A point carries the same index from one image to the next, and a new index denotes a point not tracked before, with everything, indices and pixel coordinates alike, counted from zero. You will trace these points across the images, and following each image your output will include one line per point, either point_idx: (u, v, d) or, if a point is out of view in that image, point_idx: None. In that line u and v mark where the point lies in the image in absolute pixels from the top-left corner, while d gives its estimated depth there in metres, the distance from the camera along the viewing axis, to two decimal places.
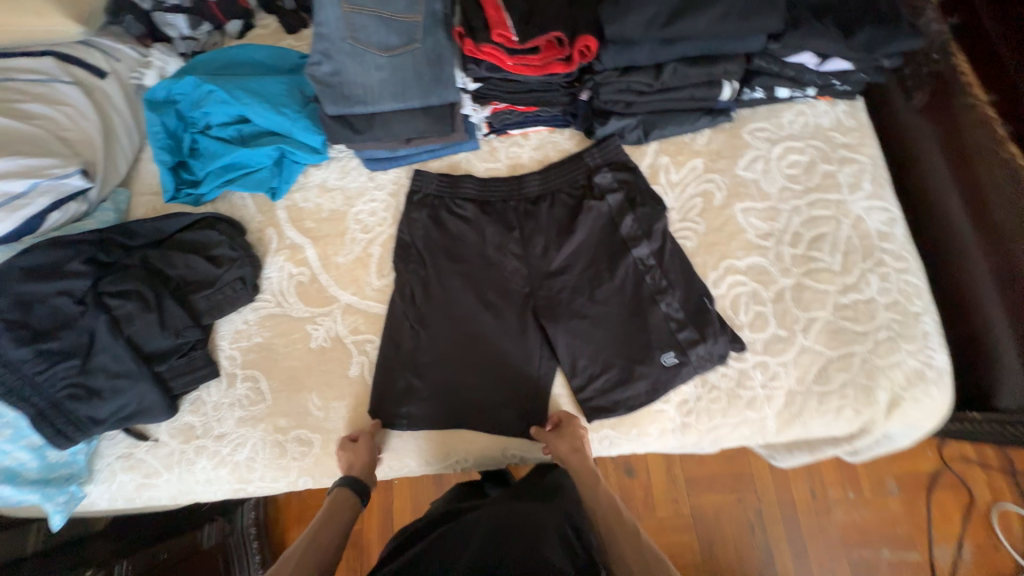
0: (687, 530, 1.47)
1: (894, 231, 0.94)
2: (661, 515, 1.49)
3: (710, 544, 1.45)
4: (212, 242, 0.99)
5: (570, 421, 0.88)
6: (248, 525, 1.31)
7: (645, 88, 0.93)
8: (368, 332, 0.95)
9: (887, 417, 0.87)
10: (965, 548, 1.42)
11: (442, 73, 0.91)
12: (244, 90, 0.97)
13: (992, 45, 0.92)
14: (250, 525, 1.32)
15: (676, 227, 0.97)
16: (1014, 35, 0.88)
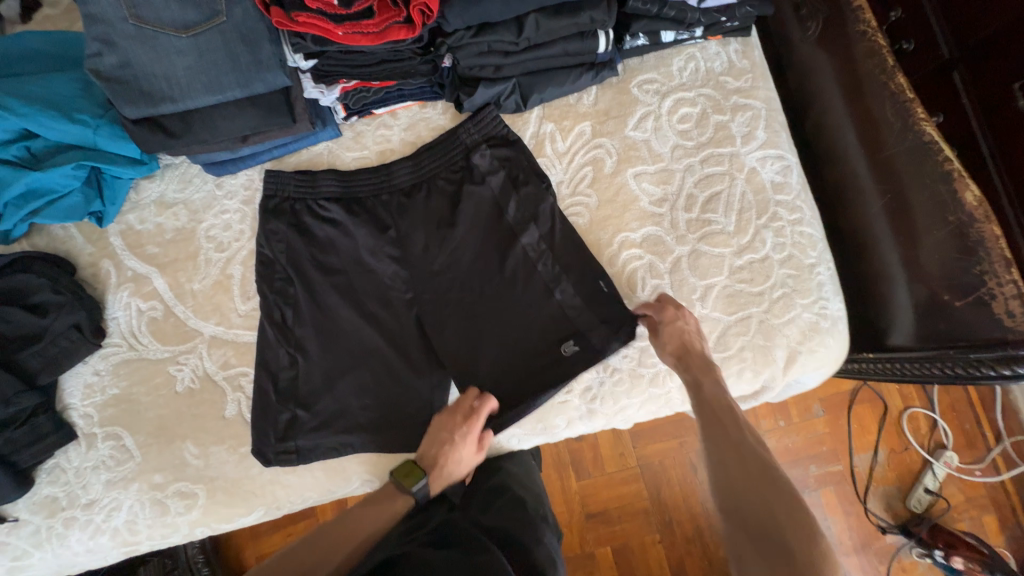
0: (635, 480, 1.40)
1: (789, 179, 0.89)
2: (609, 470, 1.41)
3: (657, 490, 1.39)
4: (31, 287, 0.82)
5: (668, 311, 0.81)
6: (195, 553, 1.17)
7: (510, 47, 0.80)
8: (241, 365, 0.85)
9: (786, 373, 0.87)
10: (880, 453, 1.54)
11: (261, 52, 0.75)
12: (19, 96, 0.77)
13: None
14: (197, 553, 1.17)
15: (567, 203, 0.89)
16: None
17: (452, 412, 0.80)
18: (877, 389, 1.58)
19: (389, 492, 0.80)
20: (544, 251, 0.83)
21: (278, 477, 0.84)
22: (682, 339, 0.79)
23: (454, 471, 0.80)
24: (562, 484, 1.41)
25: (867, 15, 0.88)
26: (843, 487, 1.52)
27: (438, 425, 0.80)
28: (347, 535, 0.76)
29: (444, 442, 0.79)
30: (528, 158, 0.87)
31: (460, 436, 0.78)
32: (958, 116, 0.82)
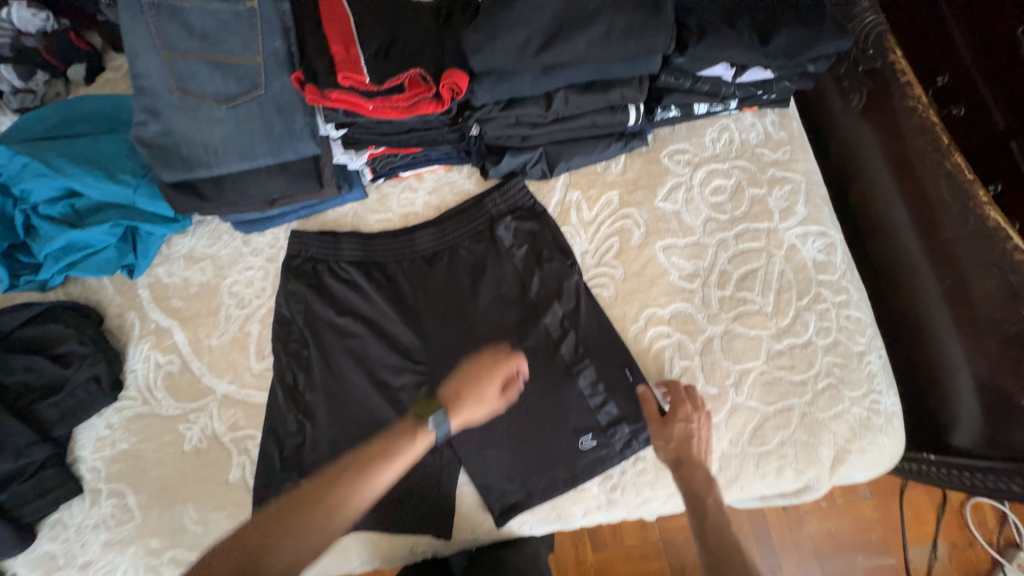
0: (657, 558, 1.28)
1: (833, 258, 0.83)
2: (628, 545, 1.29)
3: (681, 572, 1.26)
4: (59, 337, 0.84)
5: (680, 404, 0.75)
6: None
7: (538, 119, 0.79)
8: (249, 427, 0.83)
9: (832, 473, 0.78)
10: (939, 547, 1.36)
11: (294, 122, 0.77)
12: (70, 158, 0.81)
13: (942, 23, 0.81)
14: None
15: (591, 273, 0.85)
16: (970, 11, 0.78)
17: (486, 352, 0.76)
18: None
19: (404, 430, 0.72)
20: (564, 329, 0.81)
21: None
22: (682, 441, 0.74)
23: (475, 412, 0.73)
24: (577, 558, 1.29)
25: (918, 91, 0.83)
26: None
27: (467, 361, 0.75)
28: (349, 493, 0.67)
29: (471, 376, 0.74)
30: (555, 236, 0.86)
31: (489, 372, 0.74)
32: (1014, 183, 0.74)
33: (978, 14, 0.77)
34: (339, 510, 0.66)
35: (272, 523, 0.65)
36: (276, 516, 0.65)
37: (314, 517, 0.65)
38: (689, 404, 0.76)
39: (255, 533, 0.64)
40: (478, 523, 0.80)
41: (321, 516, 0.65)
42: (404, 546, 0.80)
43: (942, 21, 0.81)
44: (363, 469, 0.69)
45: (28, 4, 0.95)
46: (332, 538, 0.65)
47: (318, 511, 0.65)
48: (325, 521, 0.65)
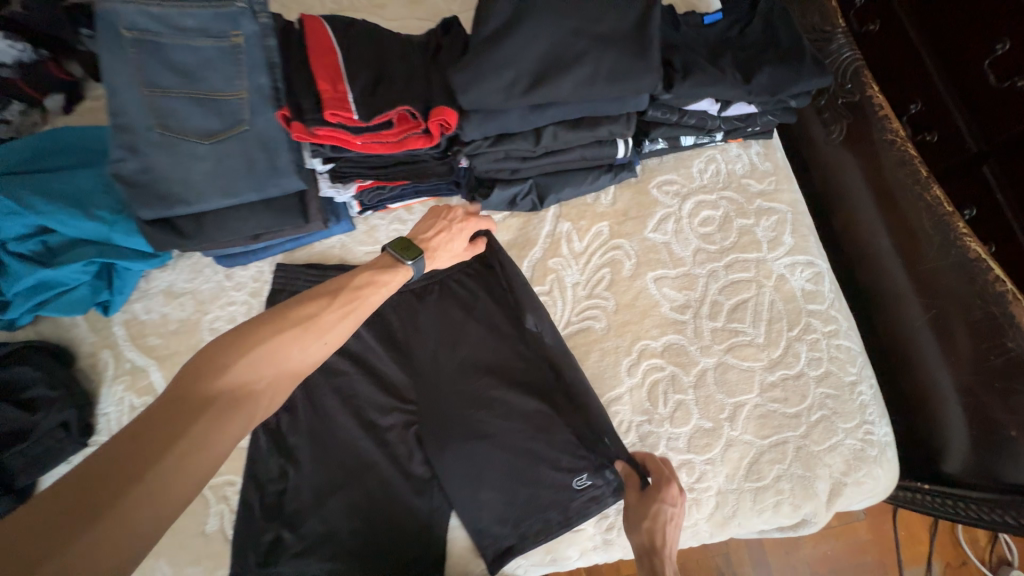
0: None
1: (821, 287, 0.84)
2: None
3: None
4: (25, 380, 0.80)
5: (659, 485, 0.68)
6: None
7: (527, 153, 0.79)
8: (228, 473, 0.79)
9: (830, 507, 0.77)
10: (934, 568, 1.37)
11: (279, 158, 0.75)
12: (41, 193, 0.78)
13: (916, 56, 0.83)
14: None
15: (583, 305, 0.84)
16: (937, 44, 0.80)
17: (459, 214, 0.80)
18: None
19: (384, 264, 0.73)
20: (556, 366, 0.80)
21: None
22: (654, 521, 0.66)
23: (442, 260, 0.78)
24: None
25: (894, 124, 0.85)
26: None
27: (436, 212, 0.79)
28: (290, 346, 0.61)
29: (438, 227, 0.78)
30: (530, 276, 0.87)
31: (457, 227, 0.79)
32: (991, 208, 0.75)
33: (944, 46, 0.79)
34: (275, 359, 0.60)
35: (192, 390, 0.54)
36: (192, 377, 0.55)
37: (248, 370, 0.58)
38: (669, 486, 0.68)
39: (165, 401, 0.53)
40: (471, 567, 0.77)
41: (257, 368, 0.58)
42: None
43: (916, 57, 0.83)
44: (310, 314, 0.63)
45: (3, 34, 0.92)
46: (291, 361, 0.61)
47: (255, 361, 0.58)
48: (262, 370, 0.59)
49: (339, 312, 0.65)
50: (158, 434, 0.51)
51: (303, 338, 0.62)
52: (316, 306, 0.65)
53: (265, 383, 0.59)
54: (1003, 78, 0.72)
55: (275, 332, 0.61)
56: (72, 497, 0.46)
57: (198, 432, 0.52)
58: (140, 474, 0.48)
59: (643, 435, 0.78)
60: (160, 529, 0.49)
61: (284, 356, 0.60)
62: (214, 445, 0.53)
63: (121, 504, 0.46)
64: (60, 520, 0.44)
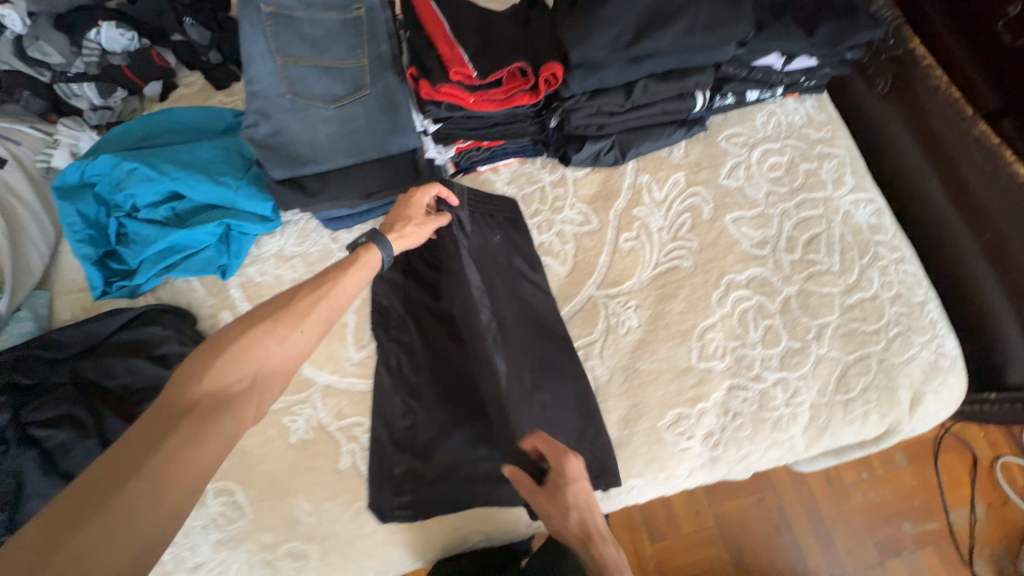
0: (713, 543, 1.28)
1: (883, 221, 0.92)
2: (684, 533, 1.29)
3: (739, 553, 1.28)
4: (157, 338, 0.85)
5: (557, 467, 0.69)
6: None
7: (616, 108, 0.87)
8: (355, 414, 0.84)
9: (912, 415, 0.84)
10: (978, 509, 1.34)
11: (398, 118, 0.82)
12: (174, 162, 0.86)
13: (942, 17, 0.94)
14: None
15: (669, 247, 0.92)
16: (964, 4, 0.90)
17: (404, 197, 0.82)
18: (959, 434, 1.43)
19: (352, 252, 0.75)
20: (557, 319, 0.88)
21: (392, 537, 0.79)
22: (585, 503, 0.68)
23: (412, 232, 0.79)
24: (638, 551, 1.27)
25: (939, 72, 0.94)
26: (943, 549, 1.31)
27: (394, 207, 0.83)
28: (268, 339, 0.62)
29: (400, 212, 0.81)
30: (502, 237, 0.92)
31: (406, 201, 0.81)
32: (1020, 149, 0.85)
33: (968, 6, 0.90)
34: (257, 357, 0.61)
35: (172, 398, 0.55)
36: (174, 387, 0.57)
37: (227, 370, 0.59)
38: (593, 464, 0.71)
39: (148, 413, 0.55)
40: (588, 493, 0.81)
41: (236, 367, 0.59)
42: (519, 522, 0.81)
43: (942, 17, 0.93)
44: (282, 309, 0.64)
45: (117, 24, 0.98)
46: (269, 357, 0.62)
47: (234, 360, 0.59)
48: (243, 368, 0.60)
49: (310, 300, 0.66)
50: (143, 442, 0.51)
51: (276, 334, 0.63)
52: (289, 301, 0.66)
53: (249, 380, 0.60)
54: (1018, 36, 0.82)
55: (250, 332, 0.61)
56: (68, 510, 0.46)
57: (184, 432, 0.53)
58: (131, 479, 0.48)
59: (738, 357, 0.85)
60: (164, 531, 0.49)
61: (261, 352, 0.61)
62: (204, 443, 0.53)
63: (113, 509, 0.47)
64: (54, 533, 0.45)
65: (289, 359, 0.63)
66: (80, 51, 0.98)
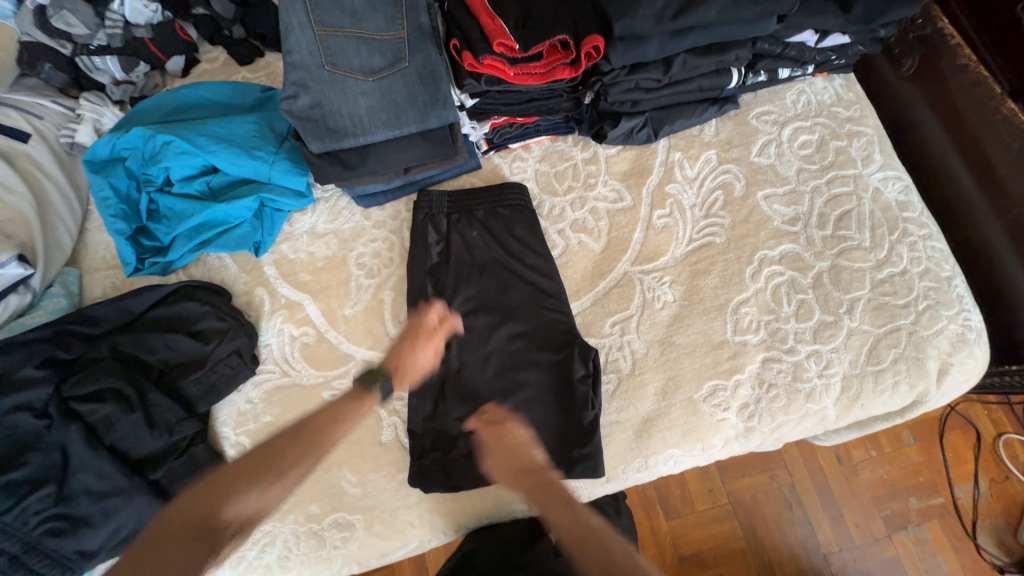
0: (727, 518, 1.28)
1: (911, 198, 0.94)
2: (700, 510, 1.29)
3: (752, 529, 1.27)
4: (195, 314, 0.84)
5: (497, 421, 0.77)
6: None
7: (653, 84, 0.87)
8: (395, 389, 0.84)
9: (939, 386, 0.86)
10: (981, 484, 1.31)
11: (438, 91, 0.81)
12: (208, 136, 0.85)
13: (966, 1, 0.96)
14: None
15: (702, 224, 0.93)
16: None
17: (408, 328, 0.83)
18: (962, 412, 1.39)
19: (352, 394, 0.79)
20: (542, 304, 0.87)
21: (435, 507, 0.81)
22: (509, 455, 0.74)
23: (416, 373, 0.81)
24: (650, 524, 1.28)
25: (968, 51, 0.95)
26: (948, 524, 1.29)
27: (402, 331, 0.83)
28: (258, 477, 0.71)
29: (409, 346, 0.81)
30: (480, 231, 0.91)
31: (421, 342, 0.81)
32: None
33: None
34: (248, 488, 0.70)
35: (185, 515, 0.68)
36: (186, 504, 0.69)
37: (224, 500, 0.69)
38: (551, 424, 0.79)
39: (167, 518, 0.69)
40: (626, 463, 0.83)
41: (230, 501, 0.69)
42: None
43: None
44: (281, 448, 0.74)
45: None
46: (258, 487, 0.70)
47: (229, 493, 0.70)
48: (237, 500, 0.69)
49: (304, 445, 0.74)
50: (165, 547, 0.66)
51: (267, 472, 0.72)
52: (288, 441, 0.74)
53: (243, 514, 0.70)
54: None
55: (250, 465, 0.71)
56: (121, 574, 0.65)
57: (189, 548, 0.67)
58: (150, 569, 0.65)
59: (773, 331, 0.86)
60: None
61: (247, 489, 0.70)
62: (191, 565, 0.66)
63: None
64: None
65: (273, 496, 0.71)
66: (104, 23, 0.97)
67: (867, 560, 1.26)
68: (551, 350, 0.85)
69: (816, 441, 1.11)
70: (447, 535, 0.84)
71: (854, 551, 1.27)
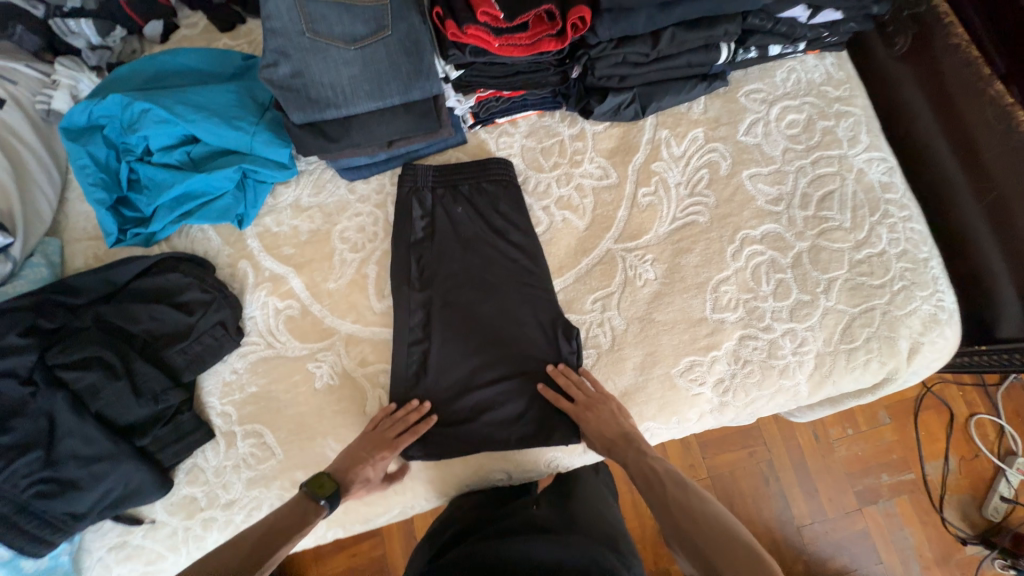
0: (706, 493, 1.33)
1: (894, 179, 0.94)
2: None
3: (730, 504, 1.32)
4: (178, 286, 0.85)
5: (566, 376, 0.82)
6: None
7: (641, 58, 0.86)
8: (379, 361, 0.86)
9: (909, 364, 0.88)
10: (951, 461, 1.36)
11: (422, 61, 0.80)
12: (187, 104, 0.84)
13: None
14: None
15: (686, 203, 0.93)
16: None
17: (365, 433, 0.79)
18: (938, 393, 1.42)
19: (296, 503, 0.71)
20: (525, 281, 0.88)
21: (418, 475, 0.83)
22: (602, 429, 0.78)
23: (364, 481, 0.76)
24: (633, 501, 1.24)
25: (961, 30, 0.94)
26: (917, 498, 1.34)
27: (357, 439, 0.79)
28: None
29: (361, 459, 0.76)
30: (466, 207, 0.91)
31: (376, 454, 0.76)
32: None
33: None
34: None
35: None
36: None
37: None
38: (550, 398, 0.81)
39: None
40: None
41: None
42: (538, 462, 0.86)
43: None
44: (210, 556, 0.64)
45: None
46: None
47: None
48: None
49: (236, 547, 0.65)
50: None
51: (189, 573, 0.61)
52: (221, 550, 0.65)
53: None
54: None
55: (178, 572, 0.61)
56: None
57: None
58: None
59: (751, 309, 0.88)
60: None
61: None
62: None
63: None
64: None
65: None
66: None
67: (837, 532, 1.32)
68: (534, 326, 0.86)
69: (790, 417, 1.15)
70: (430, 501, 0.88)
71: (825, 523, 1.32)
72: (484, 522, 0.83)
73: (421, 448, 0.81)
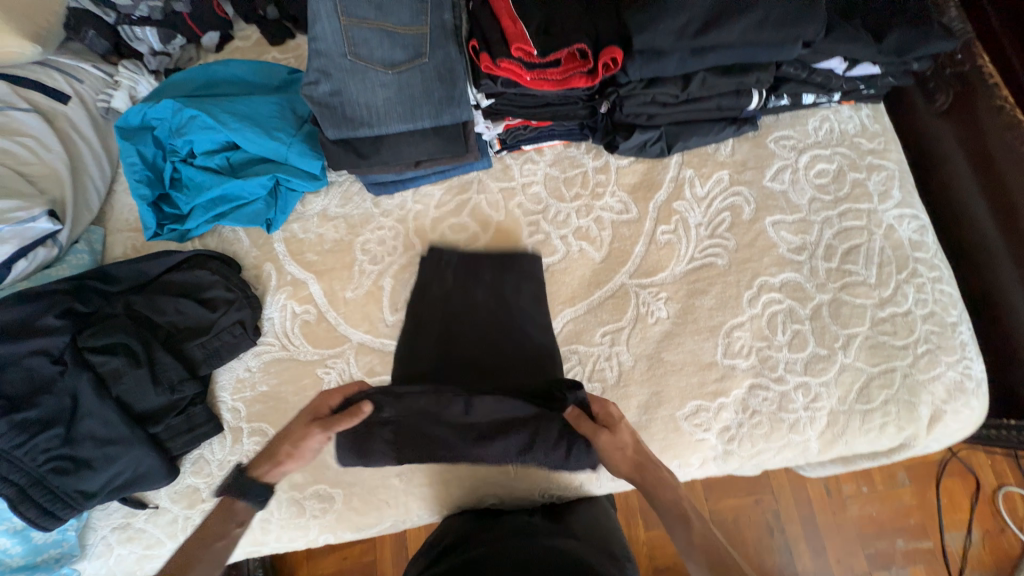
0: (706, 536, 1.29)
1: (925, 238, 0.91)
2: None
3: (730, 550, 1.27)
4: (205, 283, 0.89)
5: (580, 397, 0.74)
6: (256, 567, 1.12)
7: (670, 99, 0.87)
8: (386, 373, 0.87)
9: (929, 432, 0.85)
10: (973, 533, 1.28)
11: (455, 89, 0.82)
12: (232, 113, 0.89)
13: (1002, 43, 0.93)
14: (257, 566, 1.12)
15: (706, 244, 0.92)
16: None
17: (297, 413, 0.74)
18: (965, 458, 1.35)
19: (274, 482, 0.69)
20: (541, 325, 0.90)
21: (412, 491, 0.84)
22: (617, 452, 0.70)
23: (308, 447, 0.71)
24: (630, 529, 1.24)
25: (1005, 92, 0.91)
26: (933, 570, 1.26)
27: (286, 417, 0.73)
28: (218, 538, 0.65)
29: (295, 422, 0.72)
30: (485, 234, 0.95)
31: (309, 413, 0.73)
32: None
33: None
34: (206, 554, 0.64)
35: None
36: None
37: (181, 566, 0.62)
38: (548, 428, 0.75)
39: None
40: (601, 471, 0.85)
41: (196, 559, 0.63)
42: (532, 490, 0.85)
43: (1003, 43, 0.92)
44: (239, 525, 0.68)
45: None
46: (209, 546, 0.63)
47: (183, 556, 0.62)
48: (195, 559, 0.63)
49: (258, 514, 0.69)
50: None
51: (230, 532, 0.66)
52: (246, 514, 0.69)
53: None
54: None
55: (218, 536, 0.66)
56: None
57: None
58: None
59: (763, 358, 0.86)
60: None
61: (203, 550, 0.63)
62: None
63: None
64: None
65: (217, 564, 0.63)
66: None
67: None
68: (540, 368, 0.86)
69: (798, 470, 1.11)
70: (422, 519, 0.88)
71: None
72: (477, 531, 0.81)
73: (394, 458, 0.76)
